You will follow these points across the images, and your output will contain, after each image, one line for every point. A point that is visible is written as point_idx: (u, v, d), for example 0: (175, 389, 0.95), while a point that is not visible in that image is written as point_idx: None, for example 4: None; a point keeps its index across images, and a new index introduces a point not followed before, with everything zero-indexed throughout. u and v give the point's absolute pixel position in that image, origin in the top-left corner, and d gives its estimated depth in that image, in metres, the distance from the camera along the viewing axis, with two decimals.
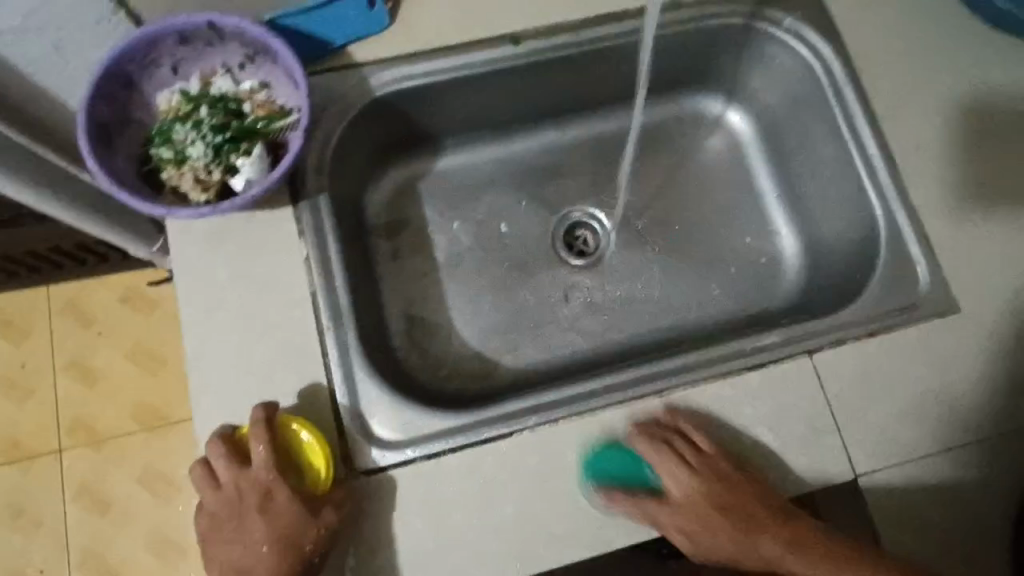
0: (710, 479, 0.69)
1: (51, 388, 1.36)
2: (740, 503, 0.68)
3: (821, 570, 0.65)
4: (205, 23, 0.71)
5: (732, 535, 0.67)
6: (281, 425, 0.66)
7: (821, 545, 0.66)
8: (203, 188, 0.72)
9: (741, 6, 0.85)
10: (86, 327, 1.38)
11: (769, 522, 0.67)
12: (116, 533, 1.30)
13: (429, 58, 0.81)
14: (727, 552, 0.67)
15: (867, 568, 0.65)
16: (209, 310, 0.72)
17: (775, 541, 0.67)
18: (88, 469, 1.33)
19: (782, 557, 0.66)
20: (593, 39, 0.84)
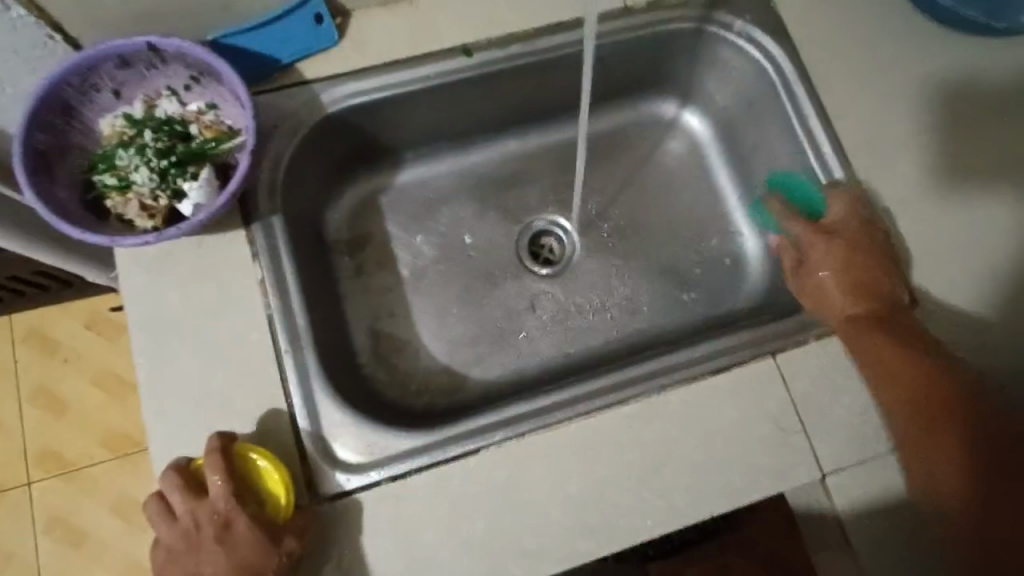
0: (869, 259, 0.76)
1: (17, 421, 1.32)
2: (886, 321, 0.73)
3: (901, 401, 0.70)
4: (145, 45, 0.69)
5: (864, 333, 0.73)
6: (239, 453, 0.64)
7: (913, 365, 0.70)
8: (150, 215, 0.70)
9: (691, 10, 0.85)
10: (50, 355, 1.34)
11: (883, 337, 0.72)
12: (90, 567, 1.27)
13: (381, 73, 0.80)
14: (866, 341, 0.73)
15: (925, 390, 0.69)
16: (162, 339, 0.71)
17: (899, 356, 0.71)
18: (58, 502, 1.29)
19: (885, 353, 0.72)
20: (545, 48, 0.83)
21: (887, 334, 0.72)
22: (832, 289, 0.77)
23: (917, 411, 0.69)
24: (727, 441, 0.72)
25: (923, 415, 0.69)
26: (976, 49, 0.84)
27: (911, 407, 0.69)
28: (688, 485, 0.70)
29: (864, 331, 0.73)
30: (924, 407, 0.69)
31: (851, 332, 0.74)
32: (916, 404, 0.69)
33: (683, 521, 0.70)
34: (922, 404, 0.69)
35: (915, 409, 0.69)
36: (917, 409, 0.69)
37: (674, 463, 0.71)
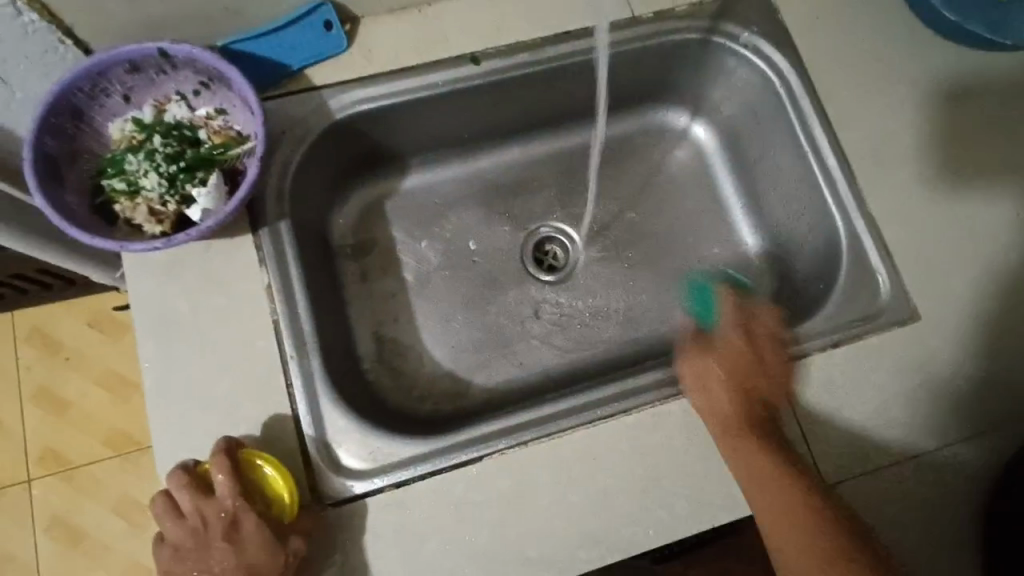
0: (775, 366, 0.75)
1: (19, 420, 1.32)
2: (781, 476, 0.66)
3: (775, 507, 0.66)
4: (155, 50, 0.69)
5: (732, 441, 0.70)
6: (244, 455, 0.63)
7: (781, 478, 0.66)
8: (158, 221, 0.70)
9: (698, 20, 0.85)
10: (53, 354, 1.35)
11: (777, 476, 0.67)
12: (91, 564, 1.27)
13: (389, 79, 0.81)
14: (754, 464, 0.68)
15: (798, 503, 0.65)
16: (169, 344, 0.71)
17: (770, 458, 0.68)
18: (61, 499, 1.29)
19: (774, 496, 0.66)
20: (553, 57, 0.84)
21: (772, 474, 0.67)
22: (715, 364, 0.75)
23: (809, 524, 0.64)
24: None
25: (819, 529, 0.64)
26: (981, 63, 0.84)
27: (800, 519, 0.64)
28: (690, 495, 0.71)
29: (748, 446, 0.69)
30: (806, 516, 0.64)
31: (719, 423, 0.71)
32: (815, 515, 0.64)
33: (685, 531, 0.70)
34: (799, 534, 0.64)
35: (789, 527, 0.64)
36: (784, 530, 0.65)
37: (676, 473, 0.71)
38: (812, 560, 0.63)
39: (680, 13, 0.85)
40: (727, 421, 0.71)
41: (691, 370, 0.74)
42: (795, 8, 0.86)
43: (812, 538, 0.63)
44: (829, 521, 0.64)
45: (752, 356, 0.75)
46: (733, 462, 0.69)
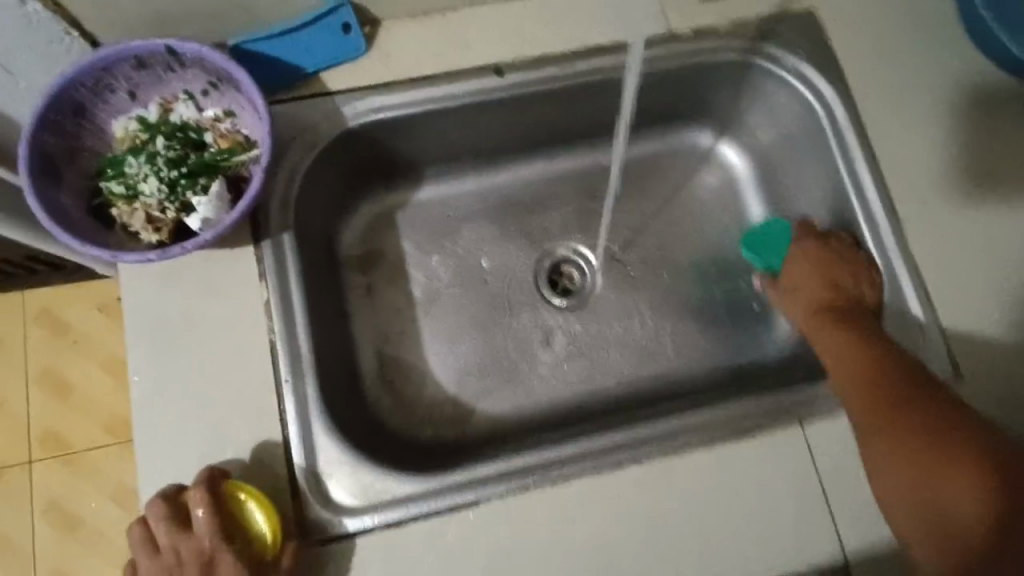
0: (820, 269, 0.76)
1: (21, 400, 1.31)
2: (873, 371, 0.65)
3: (883, 426, 0.62)
4: (163, 47, 0.66)
5: (836, 353, 0.69)
6: (230, 489, 0.60)
7: (885, 388, 0.63)
8: (155, 228, 0.66)
9: (740, 40, 0.80)
10: (61, 337, 1.33)
11: (878, 392, 0.63)
12: (86, 550, 1.25)
13: (407, 88, 0.76)
14: (859, 385, 0.65)
15: (917, 414, 0.61)
16: (160, 357, 0.68)
17: (872, 360, 0.66)
18: (60, 483, 1.27)
19: (879, 407, 0.63)
20: (582, 71, 0.78)
21: (874, 383, 0.64)
22: (803, 290, 0.78)
23: (914, 442, 0.60)
24: (745, 512, 0.67)
25: (933, 438, 0.59)
26: None
27: (911, 438, 0.60)
28: (700, 556, 0.66)
29: (843, 339, 0.69)
30: (919, 421, 0.61)
31: (822, 328, 0.72)
32: (927, 428, 0.60)
33: None
34: (896, 442, 0.60)
35: (890, 440, 0.61)
36: (883, 439, 0.61)
37: (685, 531, 0.66)
38: (912, 466, 0.59)
39: (721, 32, 0.80)
40: (834, 333, 0.71)
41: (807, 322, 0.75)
42: (845, 35, 0.81)
43: (920, 457, 0.59)
44: (956, 435, 0.59)
45: (819, 273, 0.76)
46: (833, 366, 0.68)
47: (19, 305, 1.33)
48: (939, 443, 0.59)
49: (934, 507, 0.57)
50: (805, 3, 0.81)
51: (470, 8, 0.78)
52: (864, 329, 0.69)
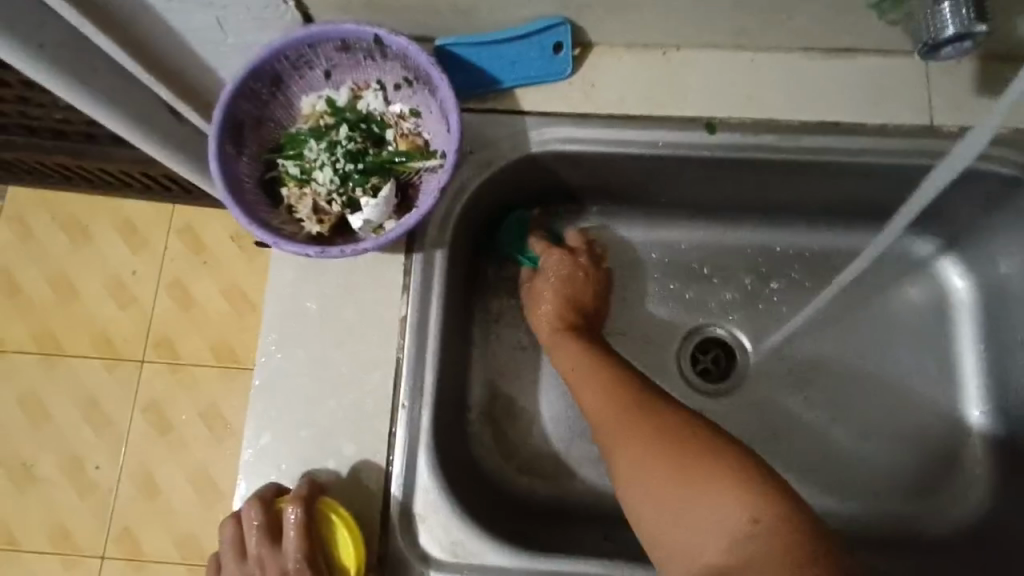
0: (575, 289, 0.78)
1: (151, 297, 1.29)
2: (630, 400, 0.64)
3: (654, 458, 0.58)
4: (372, 35, 0.63)
5: (588, 388, 0.68)
6: (324, 510, 0.56)
7: (646, 415, 0.62)
8: (319, 220, 0.64)
9: (1018, 153, 0.65)
10: (197, 253, 1.30)
11: (647, 424, 0.61)
12: (167, 461, 1.23)
13: (603, 124, 0.69)
14: (625, 430, 0.62)
15: (661, 439, 0.59)
16: (288, 345, 0.66)
17: (621, 390, 0.66)
18: (163, 389, 1.26)
19: (649, 442, 0.59)
20: (807, 147, 0.67)
21: (637, 418, 0.62)
22: (563, 282, 0.77)
23: (695, 466, 0.56)
24: None
25: (667, 459, 0.58)
26: None
27: (672, 466, 0.57)
28: None
29: (596, 374, 0.69)
30: (662, 448, 0.58)
31: (552, 338, 0.75)
32: (692, 451, 0.57)
33: None
34: (672, 486, 0.56)
35: (658, 474, 0.57)
36: (652, 474, 0.58)
37: None
38: (701, 497, 0.55)
39: (996, 137, 0.66)
40: (582, 363, 0.71)
41: (552, 355, 0.74)
42: None
43: (690, 479, 0.56)
44: (703, 450, 0.57)
45: (579, 279, 0.78)
46: (591, 406, 0.67)
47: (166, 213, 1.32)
48: (714, 466, 0.56)
49: (729, 550, 0.52)
50: None
51: (698, 51, 0.69)
52: (589, 345, 0.73)
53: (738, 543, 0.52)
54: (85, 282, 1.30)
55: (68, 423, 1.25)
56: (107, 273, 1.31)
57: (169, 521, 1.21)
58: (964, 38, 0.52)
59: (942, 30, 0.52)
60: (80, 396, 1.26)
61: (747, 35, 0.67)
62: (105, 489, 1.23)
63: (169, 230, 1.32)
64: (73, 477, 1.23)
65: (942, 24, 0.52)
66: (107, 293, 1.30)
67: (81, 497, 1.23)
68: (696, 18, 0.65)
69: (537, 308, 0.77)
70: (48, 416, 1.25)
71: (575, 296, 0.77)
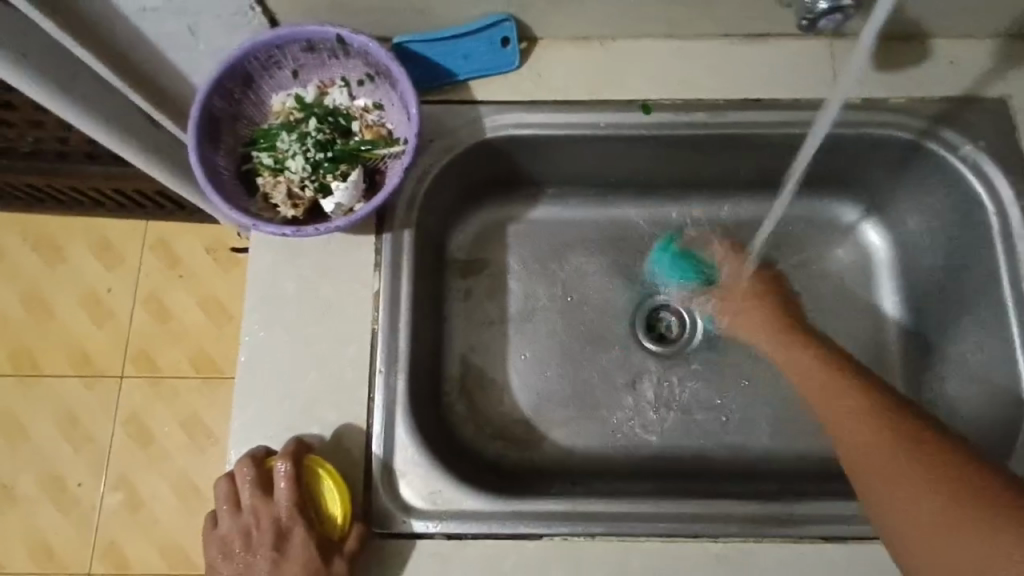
0: (774, 320, 0.76)
1: (127, 312, 1.32)
2: (898, 432, 0.59)
3: (927, 503, 0.54)
4: (335, 35, 0.69)
5: (827, 403, 0.65)
6: (311, 464, 0.61)
7: (910, 449, 0.57)
8: (293, 204, 0.70)
9: (915, 118, 0.74)
10: (172, 265, 1.34)
11: (900, 456, 0.57)
12: (150, 470, 1.26)
13: (549, 110, 0.76)
14: (854, 443, 0.61)
15: (939, 485, 0.54)
16: (270, 323, 0.71)
17: (863, 408, 0.62)
18: (143, 400, 1.28)
19: (892, 464, 0.58)
20: (733, 123, 0.75)
21: (900, 452, 0.58)
22: (754, 316, 0.78)
23: (996, 532, 0.50)
24: None
25: (932, 503, 0.54)
26: None
27: (954, 515, 0.52)
28: None
29: (833, 385, 0.65)
30: (944, 498, 0.54)
31: (782, 353, 0.73)
32: (996, 514, 0.51)
33: None
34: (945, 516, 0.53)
35: (934, 521, 0.53)
36: (930, 524, 0.54)
37: None
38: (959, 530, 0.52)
39: (894, 106, 0.74)
40: (799, 356, 0.70)
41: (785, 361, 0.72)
42: None
43: (980, 539, 0.51)
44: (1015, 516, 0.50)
45: (763, 301, 0.78)
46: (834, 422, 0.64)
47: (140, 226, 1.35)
48: (978, 503, 0.52)
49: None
50: (999, 90, 0.74)
51: (632, 41, 0.77)
52: (822, 350, 0.70)
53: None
54: (60, 299, 1.33)
55: (48, 440, 1.27)
56: (83, 290, 1.33)
57: (153, 529, 1.23)
58: (835, 12, 0.62)
59: (815, 5, 0.63)
60: (59, 414, 1.28)
61: (671, 24, 0.75)
62: (88, 503, 1.25)
63: (144, 242, 1.35)
64: (55, 494, 1.25)
65: (812, 1, 0.63)
66: (83, 309, 1.32)
67: (63, 513, 1.24)
68: (625, 10, 0.73)
69: (744, 313, 0.80)
70: (28, 435, 1.27)
71: (766, 315, 0.77)
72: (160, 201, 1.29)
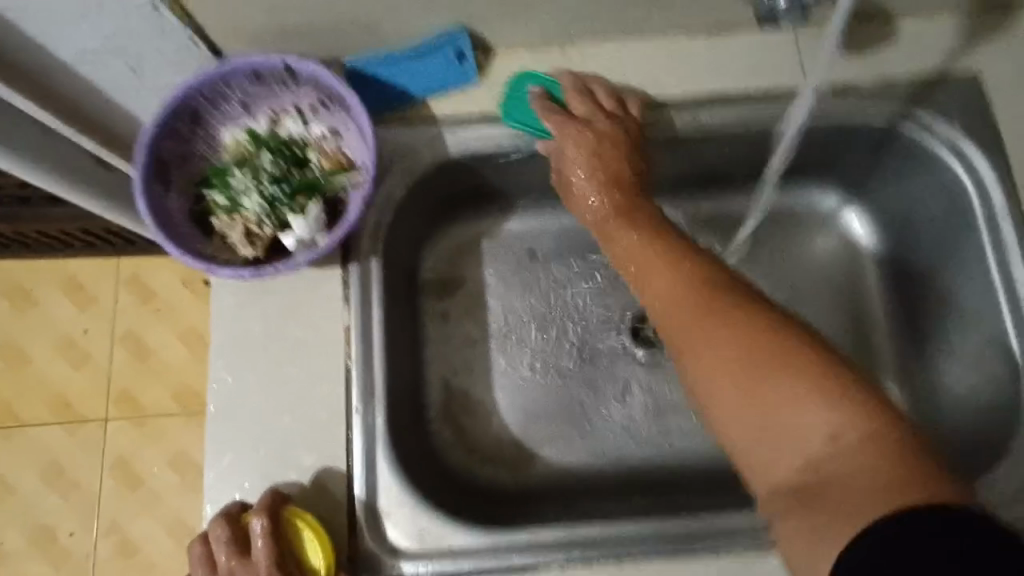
0: (609, 154, 0.70)
1: (105, 354, 1.28)
2: (701, 289, 0.58)
3: (718, 337, 0.55)
4: (281, 64, 0.66)
5: (657, 279, 0.62)
6: (288, 516, 0.58)
7: (703, 301, 0.57)
8: (252, 244, 0.66)
9: (888, 103, 0.71)
10: (146, 304, 1.30)
11: (717, 325, 0.56)
12: (141, 513, 1.22)
13: (511, 122, 0.73)
14: (665, 317, 0.59)
15: (734, 330, 0.54)
16: (238, 367, 0.68)
17: (685, 287, 0.59)
18: (128, 442, 1.24)
19: (713, 331, 0.55)
20: (701, 121, 0.73)
21: (704, 302, 0.57)
22: (583, 139, 0.70)
23: (778, 375, 0.51)
24: None
25: (739, 363, 0.53)
26: None
27: (753, 379, 0.52)
28: None
29: (654, 258, 0.63)
30: (733, 339, 0.54)
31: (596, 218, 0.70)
32: (806, 371, 0.51)
33: None
34: (794, 397, 0.50)
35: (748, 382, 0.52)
36: (725, 369, 0.54)
37: None
38: (785, 409, 0.50)
39: (865, 91, 0.72)
40: (636, 226, 0.67)
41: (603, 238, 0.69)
42: (1009, 107, 0.70)
43: (758, 377, 0.52)
44: (799, 357, 0.52)
45: (611, 141, 0.70)
46: (649, 290, 0.63)
47: (109, 264, 1.31)
48: (795, 380, 0.51)
49: (809, 466, 0.49)
50: (969, 66, 0.72)
51: (590, 44, 0.75)
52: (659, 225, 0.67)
53: (824, 470, 0.48)
54: (34, 346, 1.28)
55: (32, 492, 1.23)
56: (57, 334, 1.29)
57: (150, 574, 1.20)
58: None
59: None
60: (42, 463, 1.24)
61: (631, 24, 0.73)
62: (79, 552, 1.21)
63: (115, 281, 1.31)
64: (44, 547, 1.21)
65: None
66: (58, 354, 1.28)
67: (55, 566, 1.20)
68: (579, 12, 0.70)
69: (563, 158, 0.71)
70: (12, 490, 1.23)
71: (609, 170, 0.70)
72: (129, 237, 1.25)
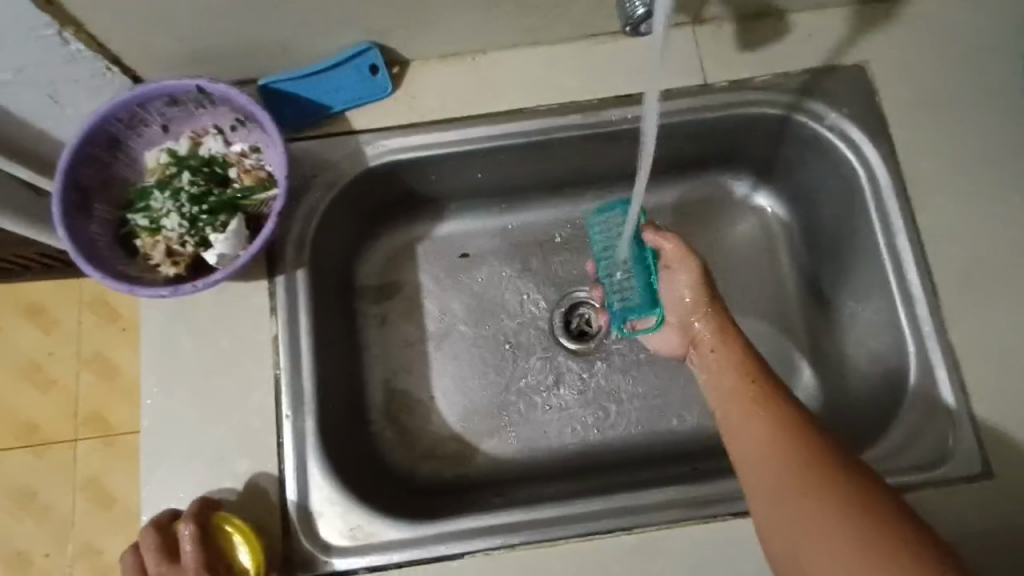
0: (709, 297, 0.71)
1: (72, 376, 1.29)
2: (802, 442, 0.57)
3: (805, 493, 0.54)
4: (194, 87, 0.68)
5: (741, 416, 0.62)
6: (217, 521, 0.62)
7: (793, 452, 0.57)
8: (174, 262, 0.69)
9: (782, 95, 0.75)
10: (111, 321, 1.30)
11: (798, 475, 0.55)
12: (117, 532, 1.23)
13: (428, 132, 0.77)
14: (756, 474, 0.58)
15: (822, 489, 0.54)
16: (172, 382, 0.70)
17: (777, 439, 0.59)
18: (101, 462, 1.25)
19: (805, 483, 0.55)
20: (606, 121, 0.77)
21: (800, 455, 0.57)
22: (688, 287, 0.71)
23: (871, 542, 0.50)
24: None
25: (859, 535, 0.50)
26: None
27: (851, 545, 0.50)
28: None
29: (742, 394, 0.63)
30: (837, 501, 0.53)
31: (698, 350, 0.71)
32: (901, 547, 0.49)
33: None
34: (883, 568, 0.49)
35: (854, 555, 0.50)
36: (816, 527, 0.52)
37: None
38: None
39: (760, 85, 0.76)
40: (727, 368, 0.67)
41: (700, 364, 0.70)
42: (895, 92, 0.75)
43: (844, 540, 0.51)
44: (885, 523, 0.51)
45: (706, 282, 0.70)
46: (732, 428, 0.63)
47: (71, 287, 1.31)
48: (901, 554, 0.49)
49: None
50: (857, 56, 0.76)
51: (500, 52, 0.78)
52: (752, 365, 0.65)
53: None
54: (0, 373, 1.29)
55: (6, 518, 1.24)
56: (21, 360, 1.29)
57: None
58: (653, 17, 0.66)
59: (635, 12, 0.66)
60: (14, 489, 1.25)
61: (537, 31, 0.76)
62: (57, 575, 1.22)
63: (75, 302, 1.31)
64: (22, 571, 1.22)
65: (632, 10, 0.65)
66: (23, 379, 1.29)
67: None
68: (483, 21, 0.73)
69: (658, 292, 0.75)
70: None
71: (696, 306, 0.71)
72: None
